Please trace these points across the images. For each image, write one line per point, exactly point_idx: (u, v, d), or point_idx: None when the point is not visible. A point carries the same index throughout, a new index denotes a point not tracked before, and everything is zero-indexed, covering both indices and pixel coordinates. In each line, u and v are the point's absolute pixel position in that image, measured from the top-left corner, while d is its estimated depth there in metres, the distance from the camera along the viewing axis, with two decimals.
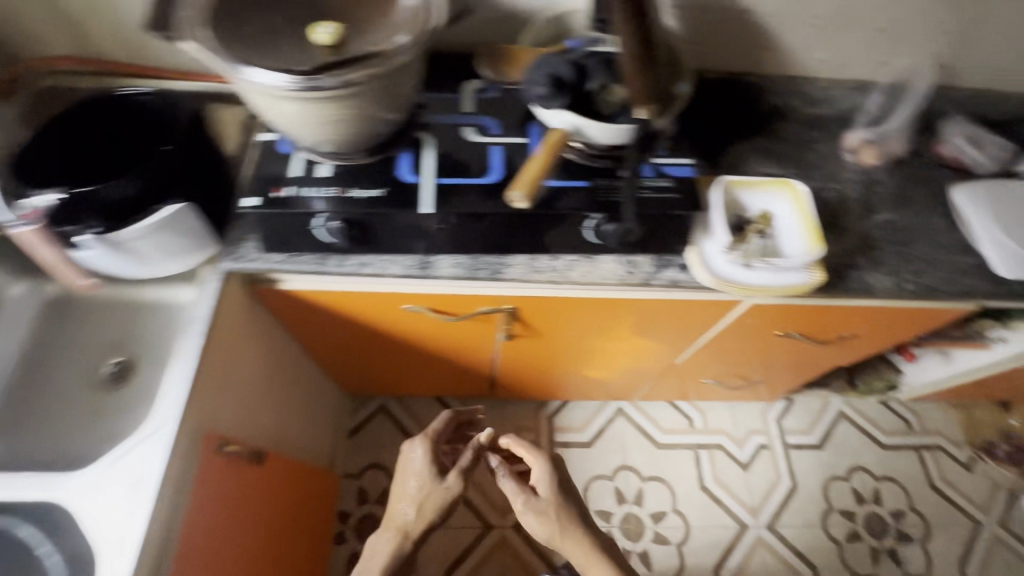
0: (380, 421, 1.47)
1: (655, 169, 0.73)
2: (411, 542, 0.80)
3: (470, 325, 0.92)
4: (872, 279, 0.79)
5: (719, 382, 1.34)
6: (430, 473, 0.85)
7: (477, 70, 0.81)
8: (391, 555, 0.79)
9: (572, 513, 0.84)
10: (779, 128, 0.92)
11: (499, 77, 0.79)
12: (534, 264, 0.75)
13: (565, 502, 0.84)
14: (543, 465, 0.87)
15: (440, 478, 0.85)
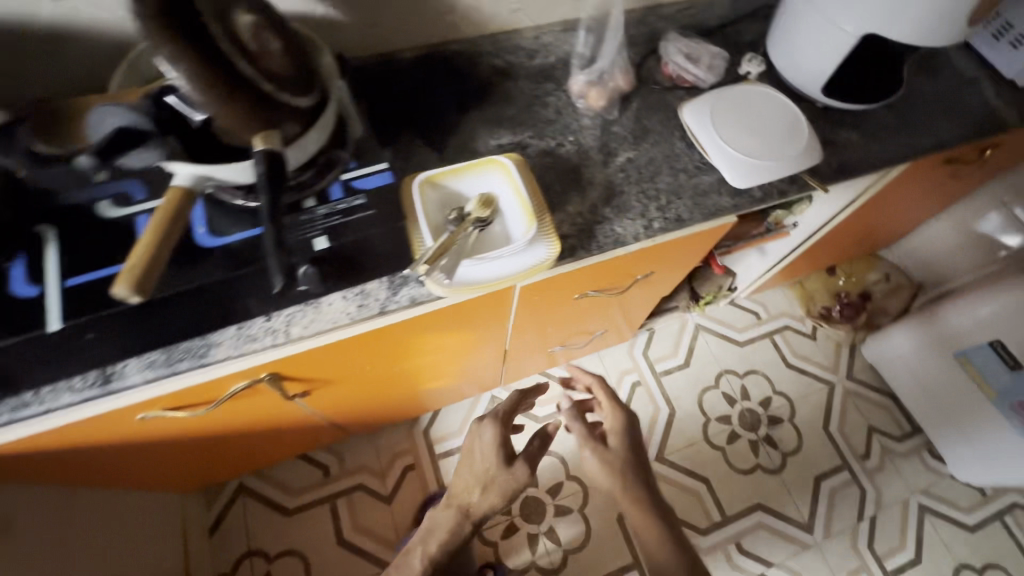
0: (242, 504, 1.32)
1: (343, 186, 0.65)
2: (470, 522, 0.87)
3: (239, 403, 0.80)
4: (621, 229, 0.76)
5: (567, 344, 1.33)
6: (498, 455, 0.90)
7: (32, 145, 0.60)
8: (452, 530, 0.86)
9: (631, 455, 0.85)
10: (504, 91, 0.85)
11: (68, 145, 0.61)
12: (245, 333, 0.64)
13: (623, 454, 0.84)
14: (617, 415, 0.90)
15: (506, 463, 0.89)
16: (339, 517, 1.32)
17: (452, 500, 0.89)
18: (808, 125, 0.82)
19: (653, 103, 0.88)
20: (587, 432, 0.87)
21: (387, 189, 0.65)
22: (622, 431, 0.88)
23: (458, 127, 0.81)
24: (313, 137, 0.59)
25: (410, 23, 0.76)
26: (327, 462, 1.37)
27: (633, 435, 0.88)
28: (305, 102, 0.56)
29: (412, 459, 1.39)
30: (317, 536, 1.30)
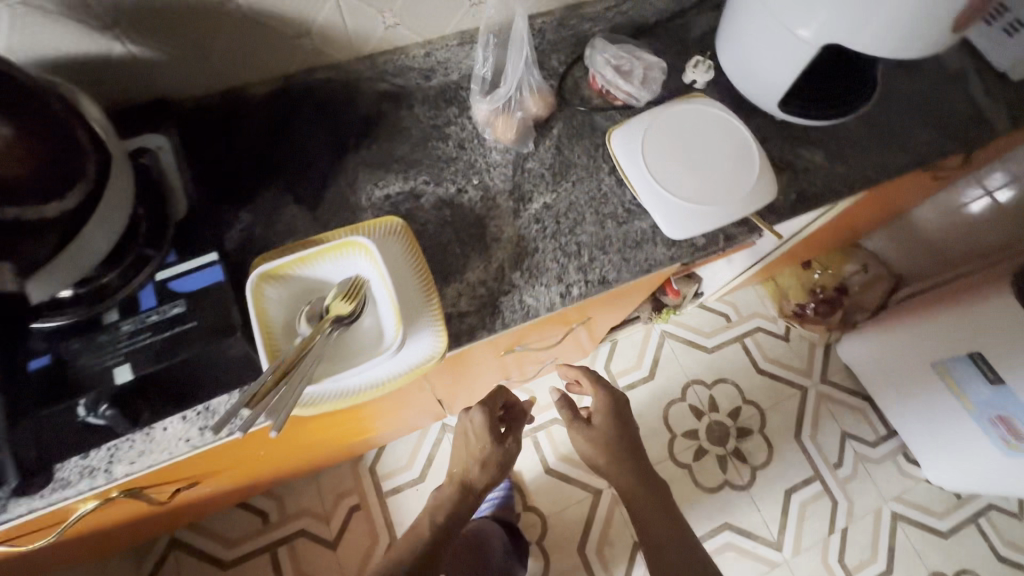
0: (175, 561, 1.22)
1: (157, 289, 0.51)
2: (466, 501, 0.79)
3: (101, 515, 0.69)
4: (532, 299, 0.63)
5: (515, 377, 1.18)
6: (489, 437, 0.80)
7: None
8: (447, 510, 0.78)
9: (621, 431, 0.76)
10: (392, 125, 0.69)
11: None
12: (56, 477, 0.52)
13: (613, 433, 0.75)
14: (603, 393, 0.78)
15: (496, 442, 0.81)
16: (281, 567, 1.24)
17: (453, 476, 0.82)
18: (758, 154, 0.68)
19: (576, 128, 0.73)
20: (572, 417, 0.76)
21: (217, 289, 0.51)
22: (610, 408, 0.77)
23: (331, 176, 0.65)
24: (86, 234, 0.44)
25: (250, 51, 0.59)
26: (265, 509, 1.28)
27: (624, 414, 0.78)
28: (71, 198, 0.43)
29: (357, 500, 1.29)
30: None
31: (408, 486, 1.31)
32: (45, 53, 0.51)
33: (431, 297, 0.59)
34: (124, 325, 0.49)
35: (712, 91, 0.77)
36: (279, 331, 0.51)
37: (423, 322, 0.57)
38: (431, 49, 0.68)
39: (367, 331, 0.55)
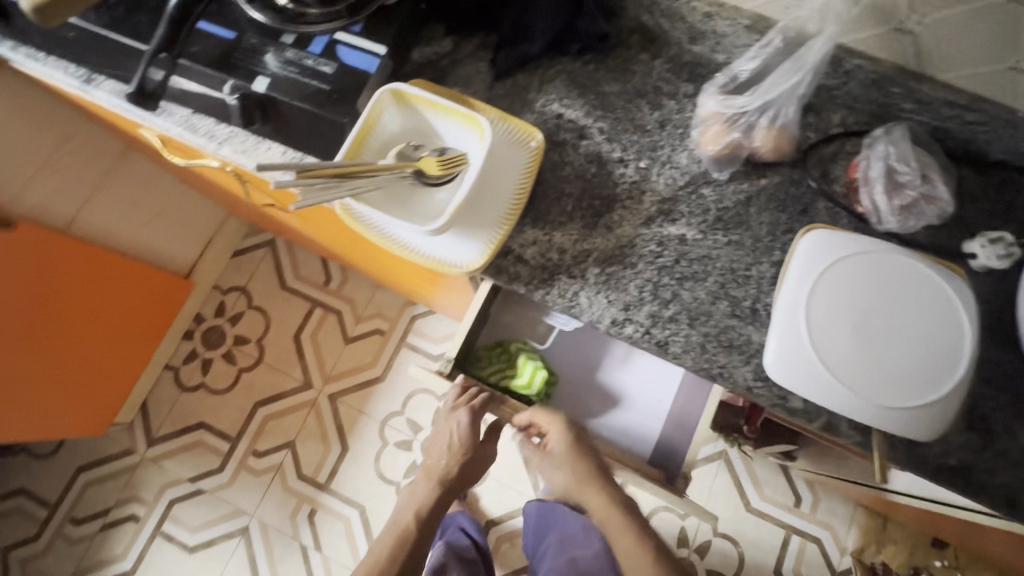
0: (263, 254, 1.49)
1: (328, 44, 0.56)
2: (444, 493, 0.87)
3: (221, 173, 0.85)
4: (585, 301, 0.57)
5: None
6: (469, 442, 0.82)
7: None
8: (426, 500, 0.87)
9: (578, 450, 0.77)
10: (621, 62, 0.64)
11: None
12: (192, 122, 0.60)
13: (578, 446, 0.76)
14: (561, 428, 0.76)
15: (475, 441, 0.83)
16: (309, 320, 1.45)
17: (434, 472, 0.86)
18: (953, 380, 0.50)
19: (786, 197, 0.60)
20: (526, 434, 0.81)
21: (360, 76, 0.55)
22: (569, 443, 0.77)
23: (532, 68, 0.65)
24: None
25: None
26: (334, 276, 1.47)
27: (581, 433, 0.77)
28: None
29: (386, 325, 1.44)
30: (286, 319, 1.45)
31: (422, 352, 1.41)
32: None
33: (505, 220, 0.57)
34: (290, 52, 0.56)
35: (976, 280, 0.57)
36: (374, 144, 0.53)
37: (478, 233, 0.56)
38: (715, 12, 0.58)
39: (432, 201, 0.55)
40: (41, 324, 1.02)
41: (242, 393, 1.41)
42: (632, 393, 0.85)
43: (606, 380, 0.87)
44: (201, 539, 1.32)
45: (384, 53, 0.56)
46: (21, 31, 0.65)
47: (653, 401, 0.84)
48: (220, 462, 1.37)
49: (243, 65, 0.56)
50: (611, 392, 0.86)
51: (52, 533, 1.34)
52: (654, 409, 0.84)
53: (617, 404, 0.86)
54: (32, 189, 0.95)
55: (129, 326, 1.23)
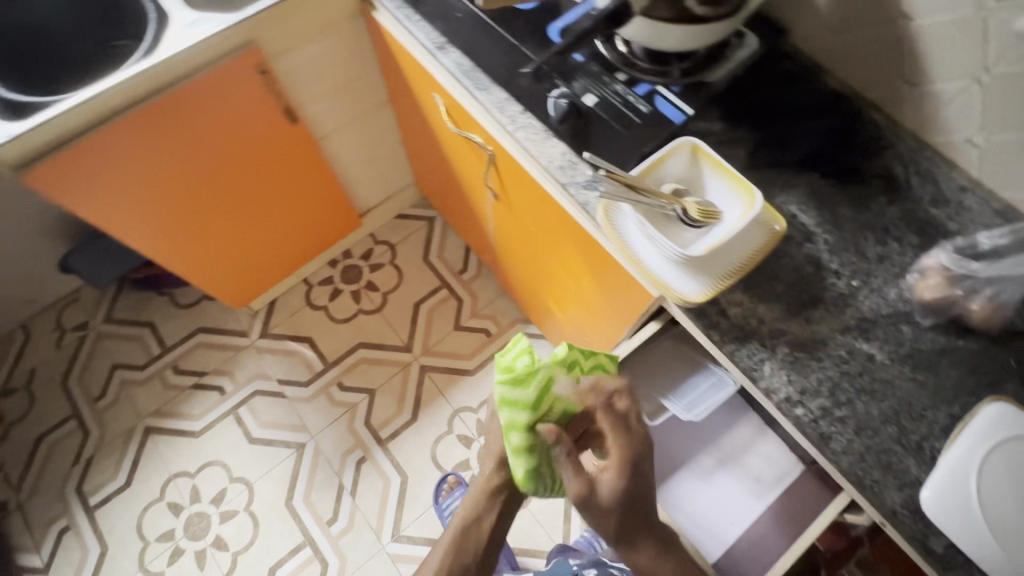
0: (420, 226, 1.66)
1: (649, 91, 0.70)
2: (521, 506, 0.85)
3: (467, 148, 1.01)
4: (768, 370, 0.64)
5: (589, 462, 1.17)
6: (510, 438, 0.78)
7: None
8: None
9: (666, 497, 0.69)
10: (859, 193, 0.71)
11: None
12: (503, 105, 0.74)
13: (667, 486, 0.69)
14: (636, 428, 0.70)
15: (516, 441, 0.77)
16: (432, 295, 1.58)
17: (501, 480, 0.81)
18: None
19: (978, 364, 0.64)
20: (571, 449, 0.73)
21: (666, 124, 0.69)
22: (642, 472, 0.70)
23: (782, 168, 0.72)
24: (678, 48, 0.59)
25: (864, 60, 0.70)
26: (469, 268, 1.61)
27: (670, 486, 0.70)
28: (700, 9, 0.60)
29: (495, 329, 1.54)
30: (415, 285, 1.60)
31: None
32: None
33: (731, 275, 0.65)
34: (619, 85, 0.70)
35: None
36: (657, 176, 0.65)
37: (706, 275, 0.64)
38: (969, 188, 0.69)
39: (679, 236, 0.65)
40: (255, 197, 1.19)
41: (353, 330, 1.54)
42: (704, 508, 0.88)
43: (678, 486, 0.90)
44: (264, 435, 1.43)
45: (690, 114, 0.69)
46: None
47: (721, 523, 0.87)
48: (308, 378, 1.49)
49: (582, 84, 0.71)
50: (683, 494, 0.90)
51: (154, 370, 1.51)
52: (721, 530, 0.86)
53: (682, 510, 0.88)
54: (318, 105, 1.14)
55: (301, 230, 1.40)
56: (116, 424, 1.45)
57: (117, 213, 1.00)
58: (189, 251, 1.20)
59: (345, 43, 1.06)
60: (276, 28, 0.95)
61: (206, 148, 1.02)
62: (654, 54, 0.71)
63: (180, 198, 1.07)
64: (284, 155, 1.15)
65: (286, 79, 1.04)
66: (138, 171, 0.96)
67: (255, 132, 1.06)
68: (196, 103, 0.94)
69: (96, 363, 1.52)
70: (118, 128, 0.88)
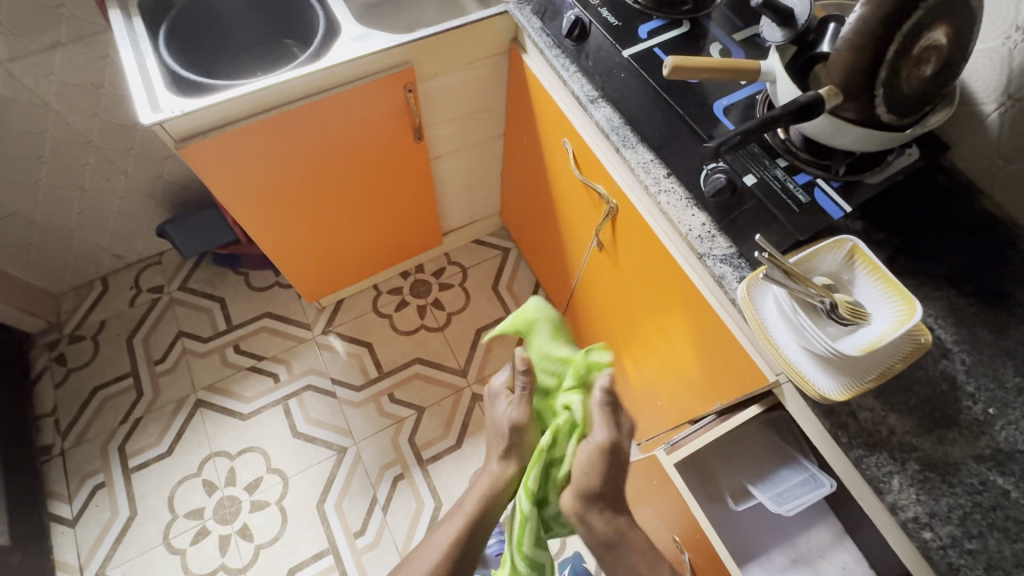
0: (494, 256, 1.68)
1: (809, 182, 0.70)
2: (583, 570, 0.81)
3: (583, 195, 1.04)
4: (896, 485, 0.62)
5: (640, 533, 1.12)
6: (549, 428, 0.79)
7: (725, 6, 0.85)
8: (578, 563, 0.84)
9: None
10: (1000, 319, 0.70)
11: (750, 24, 0.83)
12: (649, 166, 0.78)
13: None
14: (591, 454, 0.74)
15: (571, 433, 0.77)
16: (495, 324, 1.59)
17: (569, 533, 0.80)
18: None
19: None
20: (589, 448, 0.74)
21: (824, 217, 0.68)
22: None
23: (924, 280, 0.71)
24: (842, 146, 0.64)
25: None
26: None
27: None
28: (887, 117, 0.61)
29: None
30: (480, 312, 1.61)
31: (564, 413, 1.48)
32: (970, 78, 0.73)
33: (871, 378, 0.63)
34: (779, 171, 0.71)
35: None
36: (807, 266, 0.66)
37: (846, 374, 0.63)
38: None
39: (822, 329, 0.65)
40: (361, 201, 1.23)
41: (412, 344, 1.55)
42: None
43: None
44: (307, 431, 1.43)
45: (847, 212, 0.69)
46: (581, 51, 0.86)
47: None
48: (361, 383, 1.50)
49: (740, 163, 0.72)
50: None
51: (215, 345, 1.53)
52: None
53: None
54: (442, 128, 1.19)
55: (387, 239, 1.43)
56: (169, 391, 1.47)
57: (240, 197, 1.05)
58: (288, 241, 1.24)
59: (484, 77, 1.11)
60: (431, 54, 1.00)
61: (335, 150, 1.07)
62: (814, 148, 0.72)
63: (298, 192, 1.11)
64: (401, 167, 1.19)
65: (424, 101, 1.09)
66: (272, 161, 1.01)
67: (383, 142, 1.11)
68: (341, 109, 0.99)
69: (163, 328, 1.55)
70: (269, 120, 0.94)
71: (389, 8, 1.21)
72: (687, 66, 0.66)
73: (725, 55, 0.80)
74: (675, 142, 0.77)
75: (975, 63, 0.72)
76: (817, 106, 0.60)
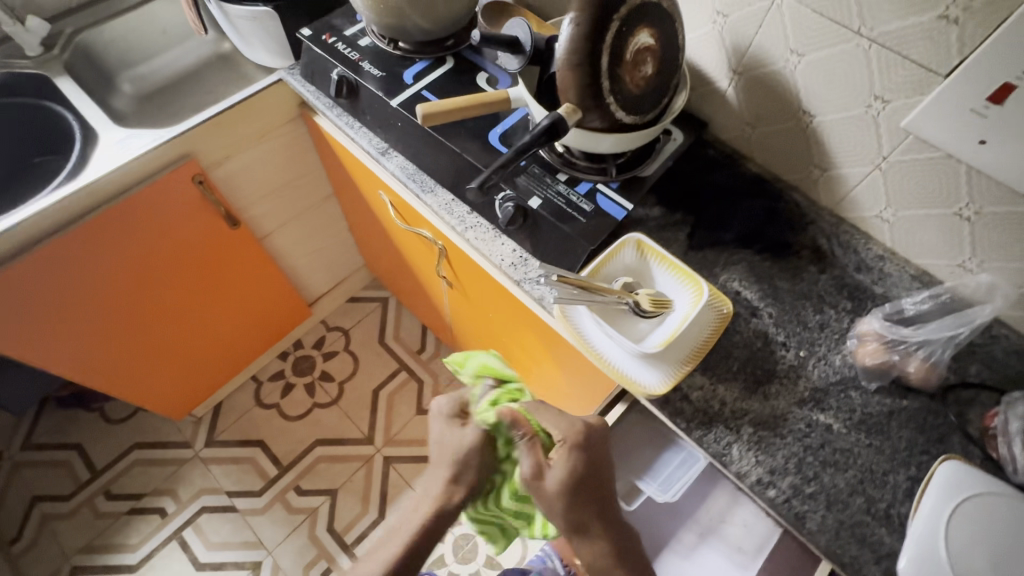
0: (374, 308, 1.63)
1: (590, 190, 0.72)
2: None
3: (416, 241, 1.02)
4: (737, 453, 0.65)
5: None
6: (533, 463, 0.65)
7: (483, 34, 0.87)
8: None
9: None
10: (790, 266, 0.75)
11: None
12: (450, 207, 0.77)
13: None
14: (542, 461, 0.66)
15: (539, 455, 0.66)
16: (391, 379, 1.53)
17: None
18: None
19: (924, 423, 0.67)
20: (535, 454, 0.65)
21: (609, 220, 0.71)
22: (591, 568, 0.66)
23: (720, 248, 0.76)
24: (602, 144, 0.67)
25: (779, 151, 0.75)
26: (427, 346, 1.58)
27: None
28: (627, 119, 0.64)
29: None
30: (372, 371, 1.54)
31: None
32: (697, 60, 0.76)
33: (689, 360, 0.66)
34: (561, 186, 0.73)
35: None
36: (606, 272, 0.67)
37: (665, 365, 0.65)
38: (886, 257, 0.73)
39: (634, 327, 0.67)
40: (193, 302, 1.13)
41: (307, 426, 1.46)
42: None
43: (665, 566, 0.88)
44: (213, 558, 1.29)
45: (631, 208, 0.72)
46: (357, 106, 0.84)
47: None
48: (261, 487, 1.38)
49: (526, 186, 0.73)
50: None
51: (82, 498, 1.35)
52: None
53: None
54: (261, 206, 1.12)
55: (245, 329, 1.33)
56: (36, 569, 1.27)
57: (38, 345, 0.93)
58: (122, 370, 1.11)
59: (286, 146, 1.06)
60: (213, 140, 0.94)
61: (136, 264, 0.97)
62: (588, 154, 0.74)
63: (111, 318, 1.00)
64: (227, 255, 1.11)
65: (226, 186, 1.02)
66: (59, 299, 0.90)
67: (193, 237, 1.02)
68: (123, 222, 0.90)
69: (12, 498, 1.34)
70: (35, 257, 0.83)
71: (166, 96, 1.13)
72: (438, 112, 0.65)
73: (492, 83, 0.81)
74: (463, 178, 0.76)
75: (696, 46, 0.75)
76: (562, 126, 0.61)
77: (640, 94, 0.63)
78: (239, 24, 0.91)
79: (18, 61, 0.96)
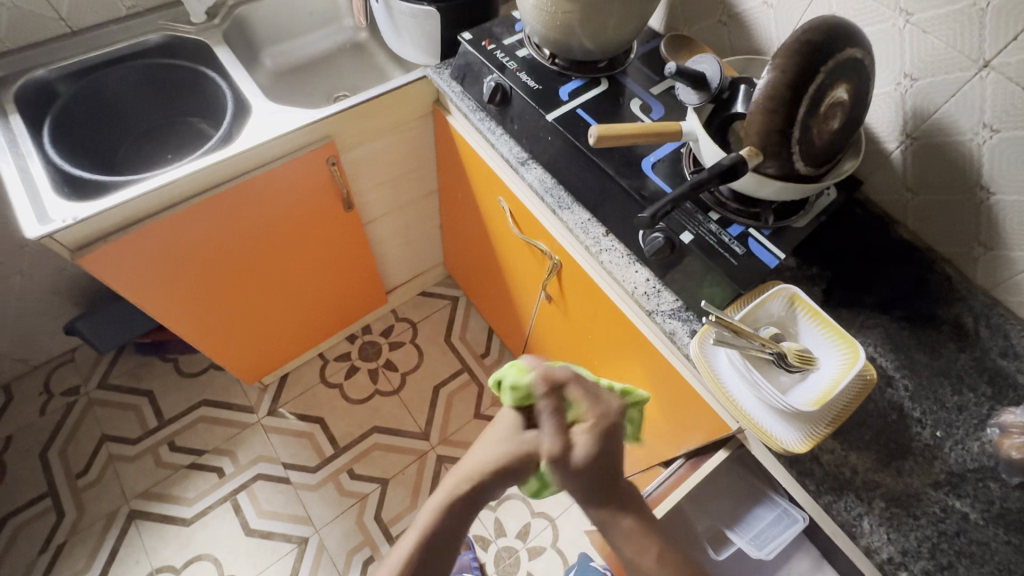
0: (444, 306, 1.64)
1: (742, 233, 0.72)
2: None
3: (524, 250, 1.02)
4: (867, 527, 0.62)
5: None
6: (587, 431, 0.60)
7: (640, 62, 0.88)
8: None
9: None
10: (933, 340, 0.72)
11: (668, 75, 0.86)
12: (586, 227, 0.78)
13: None
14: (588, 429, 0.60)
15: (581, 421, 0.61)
16: (452, 378, 1.53)
17: None
18: None
19: None
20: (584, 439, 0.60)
21: (760, 266, 0.69)
22: None
23: (857, 310, 0.73)
24: (768, 190, 0.66)
25: (941, 222, 0.74)
26: (491, 352, 1.58)
27: None
28: (804, 170, 0.63)
29: None
30: (435, 368, 1.55)
31: None
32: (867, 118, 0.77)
33: (829, 423, 0.64)
34: (712, 225, 0.72)
35: None
36: (753, 318, 0.66)
37: (804, 425, 0.63)
38: None
39: (776, 379, 0.66)
40: (294, 276, 1.16)
41: (367, 412, 1.47)
42: None
43: None
44: (262, 526, 1.31)
45: (782, 258, 0.70)
46: (505, 114, 0.85)
47: None
48: (316, 463, 1.40)
49: (677, 220, 0.72)
50: None
51: (147, 446, 1.39)
52: None
53: None
54: (373, 193, 1.14)
55: (328, 308, 1.36)
56: (96, 507, 1.31)
57: (160, 297, 0.95)
58: (218, 332, 1.14)
59: (411, 140, 1.08)
60: (352, 125, 0.97)
61: (258, 233, 1.00)
62: (742, 198, 0.73)
63: (224, 281, 1.03)
64: (334, 237, 1.14)
65: (351, 170, 1.05)
66: (187, 258, 0.93)
67: (312, 215, 1.05)
68: (260, 191, 0.93)
69: (83, 433, 1.39)
70: (180, 215, 0.86)
71: (304, 74, 1.17)
72: (612, 134, 0.66)
73: (645, 111, 0.82)
74: (605, 200, 0.77)
75: (873, 105, 0.75)
76: (742, 168, 0.60)
77: (822, 145, 0.62)
78: (400, 19, 0.94)
79: (182, 26, 0.99)
